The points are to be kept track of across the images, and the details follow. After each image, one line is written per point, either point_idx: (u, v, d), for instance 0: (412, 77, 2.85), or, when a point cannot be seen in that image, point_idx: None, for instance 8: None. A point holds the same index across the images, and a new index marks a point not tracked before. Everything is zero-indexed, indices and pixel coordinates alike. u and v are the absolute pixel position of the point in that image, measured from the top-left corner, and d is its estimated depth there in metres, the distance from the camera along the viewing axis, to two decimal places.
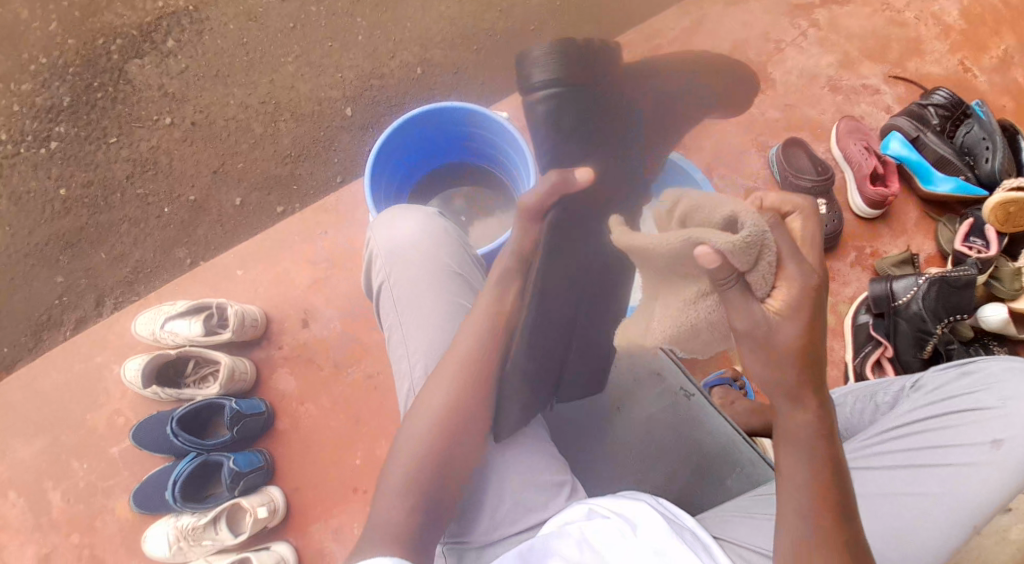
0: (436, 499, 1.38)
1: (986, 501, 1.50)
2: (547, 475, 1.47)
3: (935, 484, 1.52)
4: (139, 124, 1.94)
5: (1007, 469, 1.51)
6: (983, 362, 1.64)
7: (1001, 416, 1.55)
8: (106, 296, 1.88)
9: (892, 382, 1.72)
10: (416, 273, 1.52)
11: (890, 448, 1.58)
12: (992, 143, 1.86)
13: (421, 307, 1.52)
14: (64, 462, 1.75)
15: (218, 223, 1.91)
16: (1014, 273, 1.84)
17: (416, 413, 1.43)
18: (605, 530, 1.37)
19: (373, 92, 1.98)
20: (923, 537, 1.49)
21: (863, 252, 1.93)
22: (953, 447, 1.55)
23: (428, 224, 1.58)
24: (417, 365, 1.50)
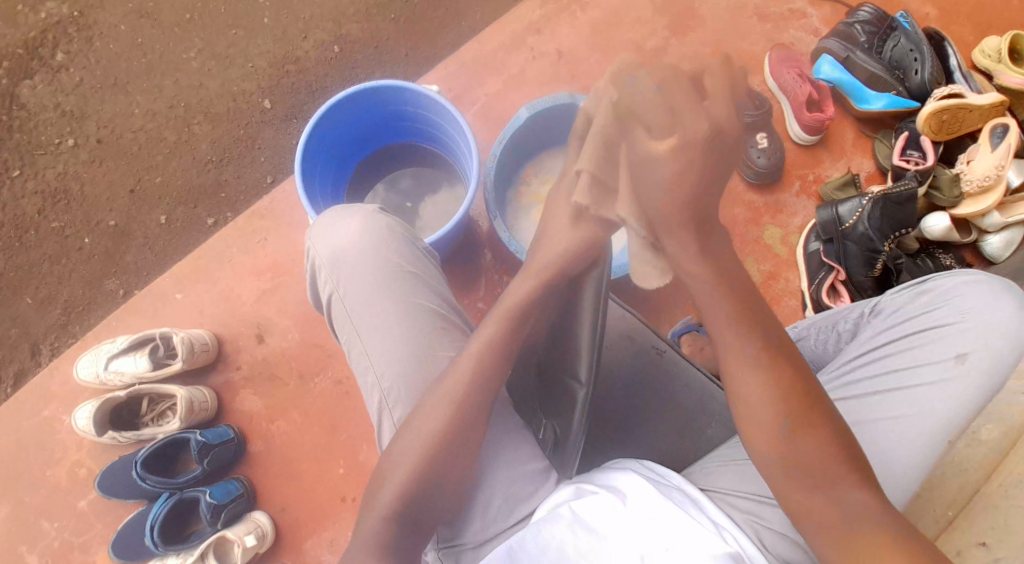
0: (419, 515, 1.25)
1: (956, 417, 1.40)
2: (532, 461, 1.37)
3: (903, 408, 1.42)
4: (41, 151, 1.85)
5: (974, 382, 1.40)
6: (939, 276, 1.51)
7: (964, 329, 1.43)
8: (40, 343, 1.78)
9: (852, 307, 1.60)
10: (364, 275, 1.36)
11: (853, 377, 1.48)
12: (920, 53, 1.87)
13: (376, 312, 1.35)
14: (32, 523, 1.67)
15: (147, 246, 1.82)
16: (952, 180, 1.84)
17: (407, 434, 1.27)
18: (598, 505, 1.29)
19: (292, 79, 1.89)
20: (897, 464, 1.40)
21: (806, 180, 1.93)
22: (919, 367, 1.44)
23: (369, 217, 1.41)
24: (382, 375, 1.33)
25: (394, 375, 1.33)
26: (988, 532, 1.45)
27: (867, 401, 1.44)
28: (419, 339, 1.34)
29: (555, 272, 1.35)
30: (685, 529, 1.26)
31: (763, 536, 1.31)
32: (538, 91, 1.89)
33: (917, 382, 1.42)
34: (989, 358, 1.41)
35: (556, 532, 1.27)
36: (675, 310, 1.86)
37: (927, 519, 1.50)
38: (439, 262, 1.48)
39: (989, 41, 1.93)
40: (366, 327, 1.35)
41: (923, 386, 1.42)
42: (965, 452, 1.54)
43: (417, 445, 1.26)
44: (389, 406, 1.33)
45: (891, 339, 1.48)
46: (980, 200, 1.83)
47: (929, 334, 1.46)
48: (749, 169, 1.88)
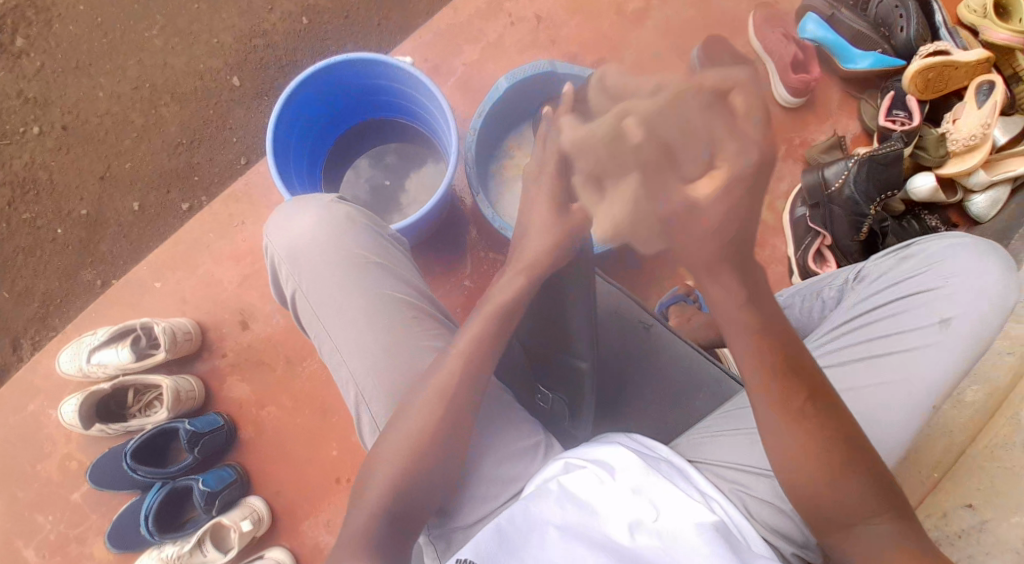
0: (403, 499, 1.25)
1: (943, 381, 1.40)
2: (518, 441, 1.39)
3: (888, 374, 1.41)
4: (6, 140, 1.80)
5: (959, 346, 1.41)
6: (922, 241, 1.52)
7: (946, 292, 1.44)
8: (20, 337, 1.76)
9: (838, 275, 1.61)
10: (324, 270, 1.37)
11: (839, 343, 1.46)
12: (905, 9, 1.84)
13: (344, 308, 1.36)
14: (26, 517, 1.67)
15: (121, 235, 1.78)
16: (938, 141, 1.82)
17: (392, 428, 1.28)
18: (586, 480, 1.29)
19: (259, 54, 1.83)
20: (883, 430, 1.39)
21: (792, 144, 1.91)
22: (901, 331, 1.43)
23: (328, 210, 1.41)
24: (357, 371, 1.34)
25: (368, 369, 1.33)
26: (973, 495, 1.48)
27: (854, 367, 1.42)
28: (388, 332, 1.35)
29: (544, 264, 1.33)
30: (672, 500, 1.26)
31: (749, 505, 1.32)
32: (516, 59, 1.84)
33: (901, 345, 1.42)
34: (970, 321, 1.42)
35: (544, 506, 1.26)
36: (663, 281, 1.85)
37: (913, 482, 1.52)
38: (408, 251, 1.48)
39: None
40: (333, 325, 1.35)
41: (907, 349, 1.42)
42: (951, 414, 1.55)
43: (403, 437, 1.27)
44: (368, 401, 1.34)
45: (878, 306, 1.47)
46: (966, 158, 1.81)
47: (914, 299, 1.46)
48: None
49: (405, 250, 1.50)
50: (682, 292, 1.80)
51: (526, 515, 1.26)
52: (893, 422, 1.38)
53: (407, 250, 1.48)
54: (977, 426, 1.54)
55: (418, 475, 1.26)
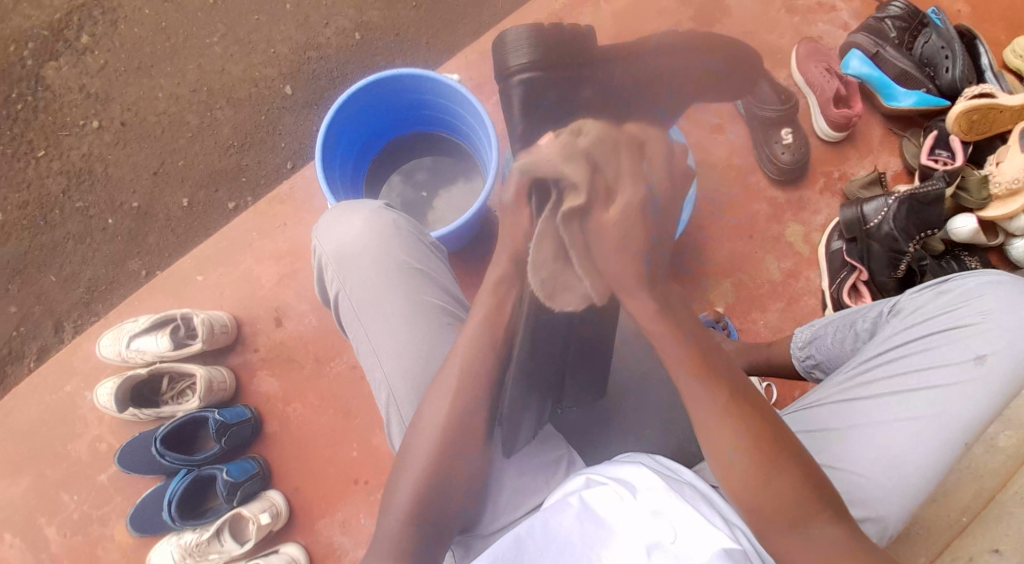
0: (431, 507, 1.29)
1: (977, 419, 1.37)
2: (543, 455, 1.42)
3: (919, 409, 1.38)
4: (66, 131, 1.88)
5: (995, 384, 1.38)
6: (960, 277, 1.48)
7: (983, 331, 1.40)
8: (64, 320, 1.82)
9: (870, 306, 1.56)
10: (369, 273, 1.40)
11: (870, 377, 1.43)
12: (951, 50, 1.85)
13: (385, 312, 1.39)
14: (53, 495, 1.71)
15: (168, 227, 1.85)
16: (980, 182, 1.81)
17: (415, 434, 1.31)
18: (606, 497, 1.25)
19: (312, 65, 1.90)
20: (912, 466, 1.35)
21: (831, 177, 1.91)
22: (937, 368, 1.40)
23: (376, 215, 1.43)
24: (392, 373, 1.37)
25: (405, 373, 1.36)
26: (1001, 540, 1.48)
27: (883, 401, 1.40)
28: (427, 338, 1.38)
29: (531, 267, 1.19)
30: (692, 526, 1.20)
31: None
32: None
33: (936, 382, 1.39)
34: (1008, 360, 1.38)
35: (562, 520, 1.24)
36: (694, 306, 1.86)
37: (941, 524, 1.49)
38: (448, 260, 1.50)
39: (1020, 41, 1.89)
40: (375, 326, 1.38)
41: (942, 387, 1.38)
42: (983, 459, 1.53)
43: (422, 444, 1.29)
44: (399, 405, 1.37)
45: (911, 339, 1.44)
46: (1007, 203, 1.79)
47: (950, 335, 1.42)
48: (772, 164, 1.84)
49: (445, 259, 1.52)
50: (712, 319, 1.79)
51: (545, 528, 1.24)
52: (927, 460, 1.35)
53: (446, 258, 1.51)
54: (1007, 473, 1.53)
55: (439, 480, 1.29)
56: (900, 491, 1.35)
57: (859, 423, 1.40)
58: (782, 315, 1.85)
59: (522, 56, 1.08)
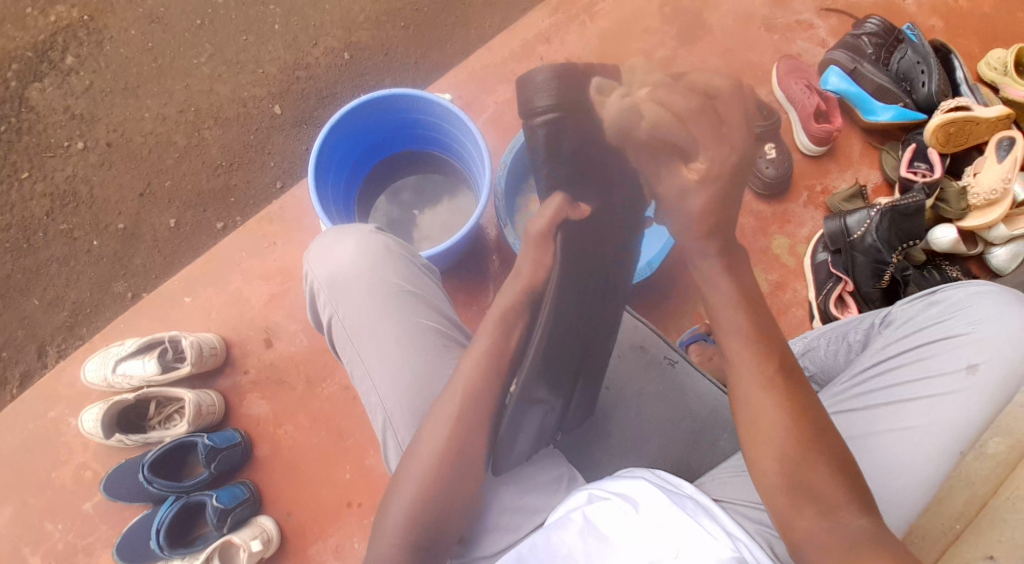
0: (426, 530, 1.25)
1: (970, 428, 1.37)
2: (545, 473, 1.40)
3: (913, 419, 1.37)
4: (50, 154, 1.86)
5: (987, 393, 1.37)
6: (949, 288, 1.48)
7: (973, 341, 1.40)
8: (47, 345, 1.79)
9: (862, 317, 1.56)
10: (362, 295, 1.38)
11: (865, 388, 1.42)
12: (927, 65, 1.90)
13: (378, 334, 1.37)
14: (37, 524, 1.66)
15: (155, 249, 1.83)
16: (959, 194, 1.84)
17: (410, 458, 1.27)
18: (608, 513, 1.24)
19: (301, 85, 1.90)
20: (907, 477, 1.35)
21: (814, 191, 1.94)
22: (930, 377, 1.39)
23: (368, 238, 1.42)
24: (386, 396, 1.36)
25: (401, 396, 1.35)
26: (995, 547, 1.49)
27: (877, 412, 1.39)
28: (421, 359, 1.36)
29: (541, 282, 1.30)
30: (695, 540, 1.20)
31: (774, 546, 1.25)
32: None
33: (929, 392, 1.38)
34: (999, 370, 1.38)
35: (565, 538, 1.22)
36: (684, 320, 1.87)
37: (936, 531, 1.53)
38: (441, 281, 1.49)
39: (994, 53, 1.95)
40: (369, 349, 1.37)
41: (936, 396, 1.38)
42: (972, 466, 1.56)
43: (417, 467, 1.25)
44: (395, 426, 1.36)
45: (903, 350, 1.44)
46: (986, 213, 1.83)
47: (940, 345, 1.42)
48: (758, 179, 1.88)
49: (438, 279, 1.51)
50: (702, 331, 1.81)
51: (550, 545, 1.22)
52: (922, 470, 1.35)
53: (440, 279, 1.50)
54: (997, 480, 1.54)
55: (434, 503, 1.25)
56: (896, 502, 1.35)
57: (855, 433, 1.39)
58: None
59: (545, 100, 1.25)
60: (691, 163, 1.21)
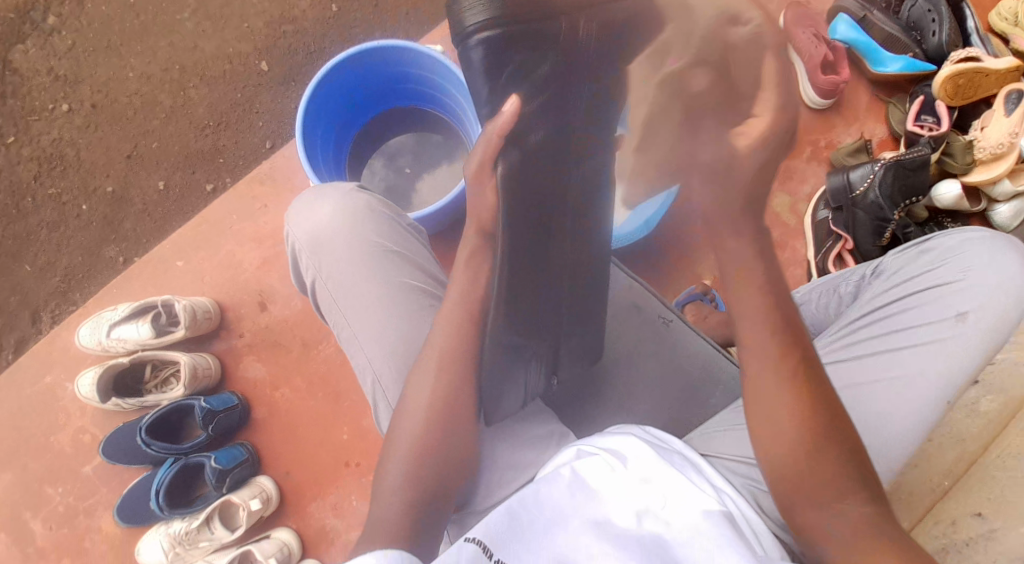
0: (417, 486, 1.20)
1: (960, 374, 1.32)
2: (535, 429, 1.35)
3: (900, 366, 1.33)
4: (35, 117, 1.83)
5: (977, 339, 1.33)
6: (942, 235, 1.44)
7: (963, 287, 1.36)
8: (41, 310, 1.79)
9: (855, 271, 1.53)
10: (343, 256, 1.35)
11: (852, 337, 1.39)
12: (938, 14, 1.84)
13: (360, 295, 1.34)
14: (38, 488, 1.68)
15: (144, 213, 1.82)
16: (965, 147, 1.79)
17: (402, 414, 1.24)
18: (596, 468, 1.21)
19: (288, 40, 1.85)
20: (895, 429, 1.30)
21: (817, 146, 1.90)
22: (919, 324, 1.36)
23: (347, 198, 1.39)
24: (372, 356, 1.32)
25: (383, 353, 1.31)
26: (984, 504, 1.34)
27: (865, 360, 1.35)
28: (406, 317, 1.32)
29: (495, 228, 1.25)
30: (682, 489, 1.17)
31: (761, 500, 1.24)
32: None
33: (917, 339, 1.34)
34: (990, 316, 1.33)
35: (553, 491, 1.19)
36: (682, 279, 1.85)
37: (923, 489, 1.41)
38: (428, 241, 1.46)
39: (1005, 3, 1.88)
40: (352, 310, 1.33)
41: (923, 343, 1.34)
42: (963, 423, 1.44)
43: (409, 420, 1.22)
44: (383, 385, 1.31)
45: (891, 299, 1.40)
46: (992, 167, 1.78)
47: (930, 293, 1.38)
48: None
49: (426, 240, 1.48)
50: (699, 291, 1.78)
51: (537, 499, 1.18)
52: (910, 416, 1.30)
53: (427, 238, 1.46)
54: (989, 437, 1.42)
55: (428, 456, 1.22)
56: (881, 450, 1.30)
57: (843, 383, 1.35)
58: None
59: (479, 16, 1.18)
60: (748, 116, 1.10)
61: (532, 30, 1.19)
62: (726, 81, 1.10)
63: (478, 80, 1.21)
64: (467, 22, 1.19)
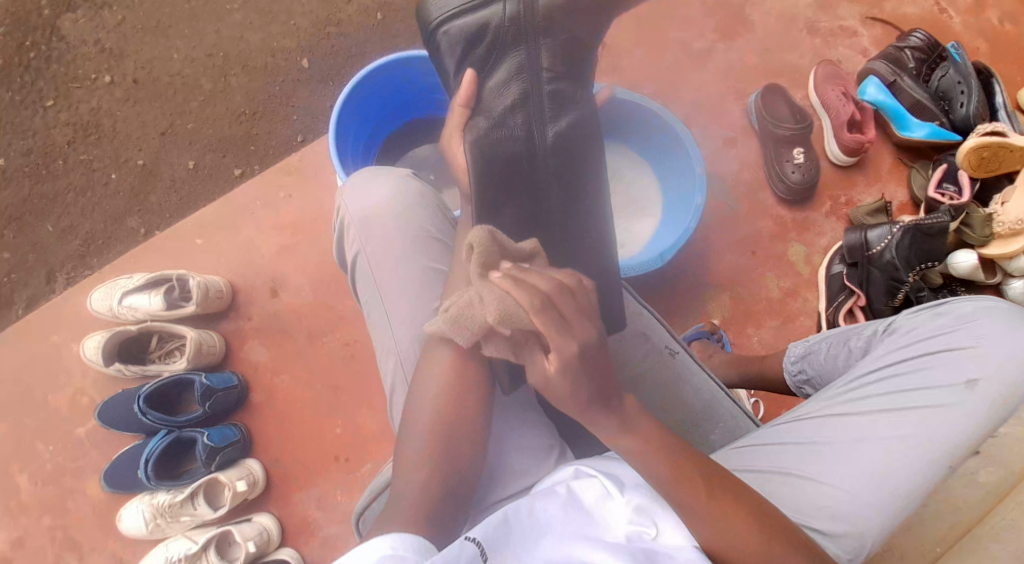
0: (438, 463, 1.23)
1: (962, 443, 1.31)
2: (535, 437, 1.34)
3: (904, 428, 1.32)
4: (77, 84, 1.87)
5: (982, 410, 1.32)
6: (957, 301, 1.42)
7: (974, 356, 1.35)
8: (56, 271, 1.82)
9: (865, 325, 1.51)
10: (391, 235, 1.39)
11: (859, 393, 1.37)
12: (967, 86, 1.85)
13: (402, 274, 1.38)
14: (30, 444, 1.69)
15: (171, 189, 1.85)
16: (985, 220, 1.79)
17: (421, 386, 1.28)
18: (594, 490, 1.19)
19: (332, 40, 1.89)
20: (891, 489, 1.29)
21: (837, 202, 1.92)
22: (926, 388, 1.34)
23: (401, 182, 1.43)
24: (404, 336, 1.35)
25: (412, 336, 1.35)
26: None
27: (870, 417, 1.34)
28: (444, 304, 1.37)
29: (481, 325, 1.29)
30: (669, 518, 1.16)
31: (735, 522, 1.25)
32: None
33: (924, 402, 1.33)
34: (997, 388, 1.33)
35: (549, 506, 1.17)
36: (689, 316, 1.86)
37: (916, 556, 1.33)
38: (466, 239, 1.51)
39: None
40: (393, 287, 1.37)
41: (930, 407, 1.33)
42: (959, 493, 1.36)
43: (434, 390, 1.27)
44: (407, 367, 1.34)
45: (902, 359, 1.39)
46: (1009, 243, 1.78)
47: (940, 357, 1.36)
48: (782, 182, 1.87)
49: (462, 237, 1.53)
50: (707, 329, 1.80)
51: (530, 512, 1.16)
52: (909, 479, 1.29)
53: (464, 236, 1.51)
54: (986, 509, 1.35)
55: (451, 434, 1.25)
56: (877, 510, 1.28)
57: (844, 435, 1.33)
58: (777, 333, 1.85)
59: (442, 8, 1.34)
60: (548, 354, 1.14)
61: (476, 15, 1.34)
62: (552, 310, 1.12)
63: (444, 62, 1.37)
64: (429, 18, 1.36)
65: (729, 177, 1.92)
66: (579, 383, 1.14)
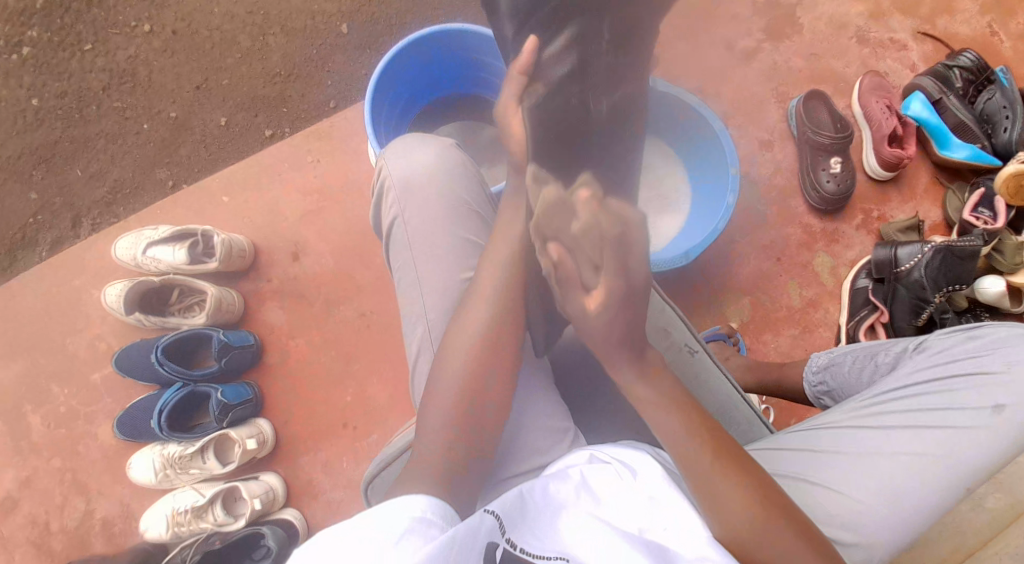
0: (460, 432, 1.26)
1: (983, 467, 1.31)
2: (552, 419, 1.34)
3: (927, 447, 1.32)
4: (116, 30, 1.87)
5: (1007, 437, 1.32)
6: (989, 326, 1.42)
7: (1004, 383, 1.34)
8: (83, 217, 1.84)
9: (895, 342, 1.50)
10: (430, 203, 1.39)
11: (884, 407, 1.37)
12: (1013, 111, 1.85)
13: (437, 243, 1.38)
14: (43, 385, 1.71)
15: (202, 143, 1.85)
16: (1017, 247, 1.77)
17: (448, 356, 1.29)
18: (606, 479, 1.19)
19: (374, 9, 1.88)
20: (907, 506, 1.29)
21: (869, 216, 1.90)
22: (952, 410, 1.34)
23: (445, 151, 1.44)
24: (433, 306, 1.36)
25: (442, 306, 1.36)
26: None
27: (893, 432, 1.34)
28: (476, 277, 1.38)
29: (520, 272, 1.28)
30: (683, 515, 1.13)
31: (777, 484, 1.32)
32: None
33: (948, 423, 1.33)
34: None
35: (560, 489, 1.20)
36: (707, 318, 1.85)
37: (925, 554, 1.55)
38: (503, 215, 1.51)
39: None
40: (428, 255, 1.38)
41: (954, 429, 1.33)
42: (966, 514, 1.56)
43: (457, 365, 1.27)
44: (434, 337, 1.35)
45: (930, 379, 1.38)
46: None
47: (969, 381, 1.36)
48: (815, 192, 1.85)
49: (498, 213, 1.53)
50: (723, 332, 1.79)
51: (543, 494, 1.19)
52: (928, 496, 1.29)
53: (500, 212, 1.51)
54: (987, 534, 1.55)
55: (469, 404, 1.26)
56: (894, 522, 1.29)
57: (864, 447, 1.33)
58: (795, 342, 1.84)
59: None
60: (588, 286, 1.06)
61: None
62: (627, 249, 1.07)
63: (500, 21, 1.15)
64: None
65: (761, 181, 1.90)
66: (616, 319, 1.08)
